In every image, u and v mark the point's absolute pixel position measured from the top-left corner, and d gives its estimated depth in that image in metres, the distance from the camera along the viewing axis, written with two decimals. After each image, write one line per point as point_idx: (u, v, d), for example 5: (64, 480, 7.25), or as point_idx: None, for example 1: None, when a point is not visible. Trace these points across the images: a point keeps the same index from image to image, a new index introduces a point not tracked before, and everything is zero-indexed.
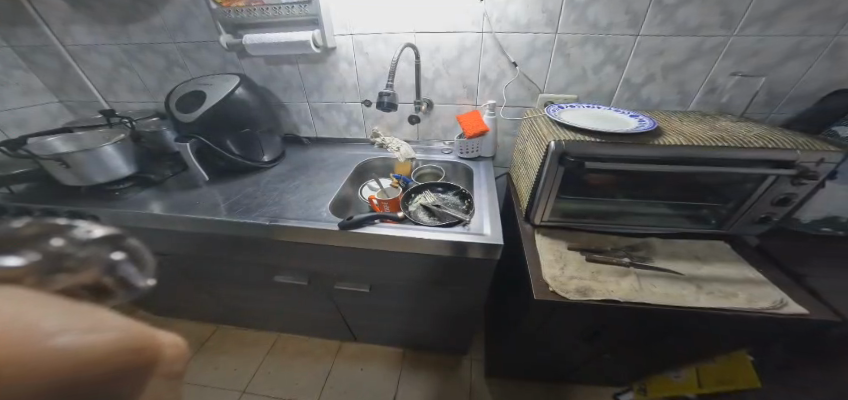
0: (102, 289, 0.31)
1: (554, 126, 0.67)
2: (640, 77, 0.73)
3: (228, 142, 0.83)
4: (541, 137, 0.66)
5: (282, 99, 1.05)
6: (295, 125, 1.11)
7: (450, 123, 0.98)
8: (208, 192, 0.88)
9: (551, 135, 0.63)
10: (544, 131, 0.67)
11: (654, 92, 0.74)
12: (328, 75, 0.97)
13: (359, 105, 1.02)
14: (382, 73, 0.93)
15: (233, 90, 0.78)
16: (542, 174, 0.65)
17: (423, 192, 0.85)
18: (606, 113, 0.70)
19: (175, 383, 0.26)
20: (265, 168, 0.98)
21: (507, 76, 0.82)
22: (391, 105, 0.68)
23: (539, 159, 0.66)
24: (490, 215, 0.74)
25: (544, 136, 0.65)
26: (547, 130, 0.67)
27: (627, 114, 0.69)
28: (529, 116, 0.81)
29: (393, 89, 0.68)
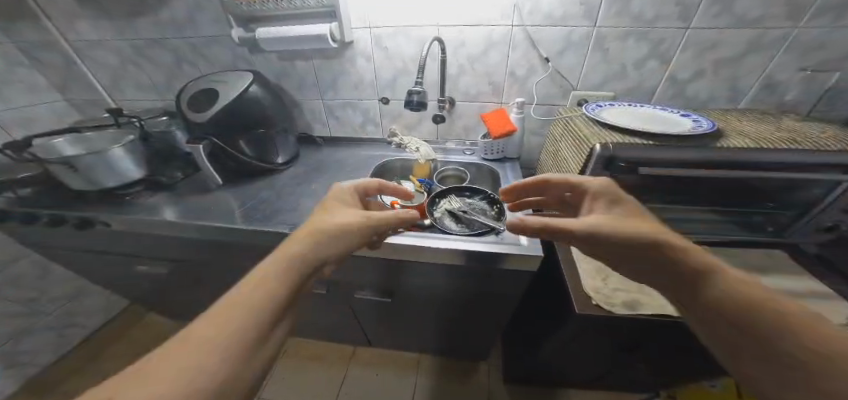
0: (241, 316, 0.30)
1: (596, 127, 0.63)
2: (687, 72, 0.67)
3: (242, 143, 0.79)
4: (583, 139, 0.61)
5: (296, 98, 1.00)
6: (308, 125, 1.07)
7: (472, 122, 0.94)
8: (222, 197, 0.84)
9: (596, 138, 0.58)
10: (586, 133, 0.62)
11: (702, 89, 0.69)
12: (345, 72, 0.92)
13: (376, 104, 0.97)
14: (402, 70, 0.88)
15: (246, 88, 0.73)
16: (584, 180, 0.60)
17: (448, 197, 0.80)
18: (653, 112, 0.65)
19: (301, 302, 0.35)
20: (279, 169, 0.93)
21: (538, 72, 0.77)
22: (421, 106, 0.63)
23: (579, 163, 0.62)
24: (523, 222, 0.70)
25: (586, 139, 0.60)
26: (589, 131, 0.62)
27: (675, 113, 0.64)
28: (562, 115, 0.76)
29: (423, 87, 0.63)
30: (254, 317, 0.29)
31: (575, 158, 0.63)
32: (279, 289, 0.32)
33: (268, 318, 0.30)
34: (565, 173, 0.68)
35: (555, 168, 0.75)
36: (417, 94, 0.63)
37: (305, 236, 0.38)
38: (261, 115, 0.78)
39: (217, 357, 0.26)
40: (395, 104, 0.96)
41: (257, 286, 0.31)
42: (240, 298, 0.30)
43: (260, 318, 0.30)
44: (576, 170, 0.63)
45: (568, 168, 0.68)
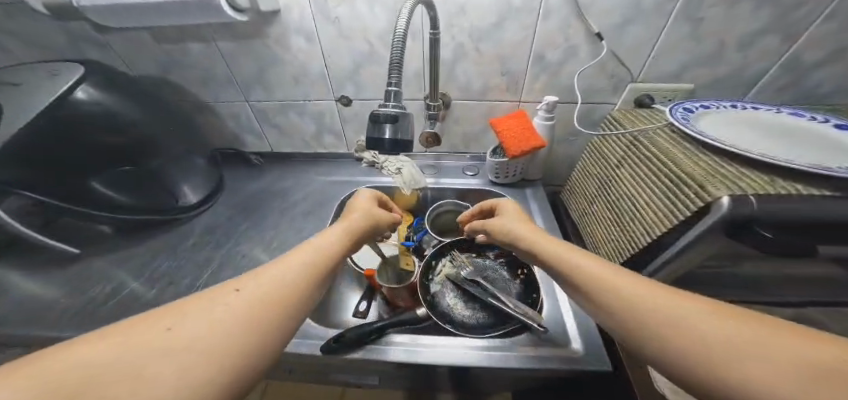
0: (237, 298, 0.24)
1: (693, 153, 0.36)
2: (818, 53, 0.43)
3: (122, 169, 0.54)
4: (676, 178, 0.35)
5: (209, 100, 0.67)
6: (237, 137, 0.74)
7: (474, 128, 0.66)
8: (103, 277, 0.54)
9: (707, 179, 0.32)
10: (685, 167, 0.34)
11: (831, 77, 0.45)
12: (276, 58, 0.59)
13: (331, 105, 0.66)
14: (367, 55, 0.58)
15: (71, 92, 0.44)
16: (675, 249, 0.34)
17: (447, 256, 0.55)
18: (789, 122, 0.38)
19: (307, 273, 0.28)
20: (187, 214, 0.64)
21: (580, 56, 0.50)
22: (402, 142, 0.34)
23: (671, 219, 0.35)
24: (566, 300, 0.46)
25: (692, 181, 0.33)
26: (690, 163, 0.35)
27: (821, 124, 0.37)
28: (620, 122, 0.48)
29: (398, 99, 0.34)
30: (265, 295, 0.24)
31: (661, 206, 0.37)
32: (301, 276, 0.27)
33: (289, 310, 0.25)
34: (631, 222, 0.42)
35: (604, 204, 0.49)
36: (394, 125, 0.32)
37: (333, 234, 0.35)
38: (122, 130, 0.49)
39: (235, 316, 0.22)
40: (360, 104, 0.65)
41: (284, 266, 0.28)
42: (271, 271, 0.27)
43: (273, 300, 0.25)
44: (662, 228, 0.36)
45: (633, 213, 0.42)
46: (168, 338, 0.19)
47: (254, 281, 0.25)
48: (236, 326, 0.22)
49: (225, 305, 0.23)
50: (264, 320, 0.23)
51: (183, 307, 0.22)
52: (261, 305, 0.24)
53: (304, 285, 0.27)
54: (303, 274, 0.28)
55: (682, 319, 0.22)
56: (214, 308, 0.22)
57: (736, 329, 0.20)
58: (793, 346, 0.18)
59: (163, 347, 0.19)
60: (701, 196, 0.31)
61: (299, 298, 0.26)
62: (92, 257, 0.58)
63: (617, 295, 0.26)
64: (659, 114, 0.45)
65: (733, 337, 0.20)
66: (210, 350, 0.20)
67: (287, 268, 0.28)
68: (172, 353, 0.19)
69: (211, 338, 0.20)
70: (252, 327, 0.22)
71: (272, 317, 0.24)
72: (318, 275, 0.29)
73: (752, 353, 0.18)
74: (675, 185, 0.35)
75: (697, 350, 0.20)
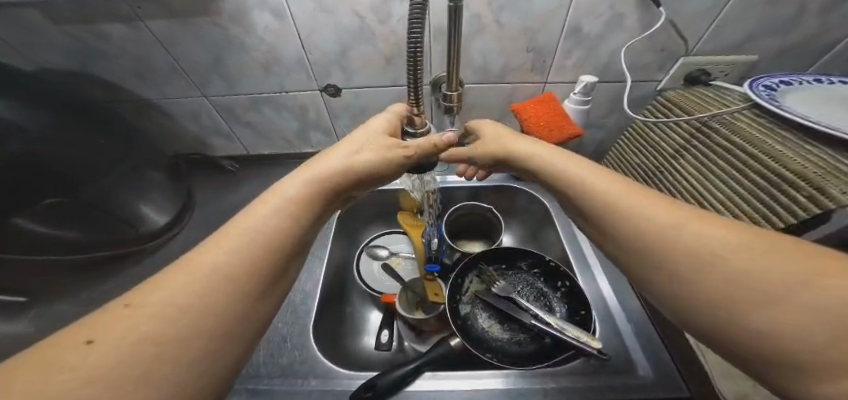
0: (131, 319, 0.16)
1: (790, 142, 0.29)
2: None
3: (48, 204, 0.41)
4: (773, 175, 0.28)
5: (152, 97, 0.52)
6: (200, 141, 0.60)
7: (490, 115, 0.58)
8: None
9: (825, 176, 0.25)
10: (788, 163, 0.27)
11: None
12: (236, 42, 0.45)
13: (317, 97, 0.54)
14: (356, 31, 0.45)
15: None
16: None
17: (475, 271, 0.48)
18: None
19: (246, 257, 0.21)
20: (156, 240, 0.53)
21: (624, 28, 0.42)
22: None
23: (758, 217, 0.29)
24: (617, 315, 0.42)
25: (804, 180, 0.26)
26: (793, 157, 0.28)
27: None
28: (681, 105, 0.41)
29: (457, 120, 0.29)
30: (229, 276, 0.20)
31: (744, 207, 0.30)
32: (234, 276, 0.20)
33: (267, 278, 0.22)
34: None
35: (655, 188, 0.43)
36: None
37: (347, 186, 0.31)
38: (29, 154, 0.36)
39: (211, 293, 0.19)
40: (350, 95, 0.54)
41: (252, 228, 0.23)
42: (205, 255, 0.20)
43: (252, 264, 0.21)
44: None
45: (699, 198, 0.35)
46: (160, 308, 0.17)
47: (220, 250, 0.21)
48: (204, 316, 0.18)
49: (206, 280, 0.19)
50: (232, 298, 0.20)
51: (167, 278, 0.19)
52: (239, 270, 0.21)
53: (260, 259, 0.22)
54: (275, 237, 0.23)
55: (679, 242, 0.21)
56: (198, 280, 0.19)
57: (736, 249, 0.19)
58: (806, 267, 0.16)
59: (146, 319, 0.17)
60: (819, 202, 0.24)
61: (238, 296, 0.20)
62: (44, 309, 0.46)
63: (622, 208, 0.24)
64: (730, 96, 0.38)
65: (735, 266, 0.18)
66: (189, 327, 0.17)
67: (260, 224, 0.23)
68: (158, 333, 0.16)
69: (194, 319, 0.18)
70: (223, 307, 0.19)
71: (240, 290, 0.20)
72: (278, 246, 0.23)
73: (749, 276, 0.17)
74: (773, 184, 0.28)
75: (707, 284, 0.19)
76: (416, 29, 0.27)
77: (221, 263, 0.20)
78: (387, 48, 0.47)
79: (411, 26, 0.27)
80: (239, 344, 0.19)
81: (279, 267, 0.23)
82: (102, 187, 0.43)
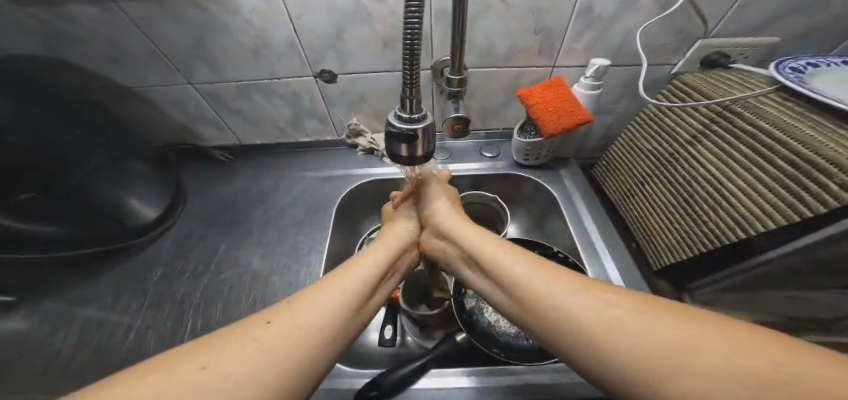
0: (256, 338, 0.21)
1: (820, 127, 0.27)
2: None
3: (21, 200, 0.39)
4: (803, 162, 0.27)
5: (133, 84, 0.49)
6: (188, 131, 0.57)
7: (495, 102, 0.55)
8: (59, 332, 0.42)
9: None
10: (819, 148, 0.26)
11: None
12: (221, 24, 0.41)
13: (311, 84, 0.51)
14: (351, 11, 0.42)
15: None
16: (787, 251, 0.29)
17: None
18: None
19: (352, 303, 0.27)
20: (147, 235, 0.50)
21: (638, 8, 0.40)
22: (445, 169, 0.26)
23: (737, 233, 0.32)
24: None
25: (835, 166, 0.24)
26: (824, 141, 0.26)
27: None
28: (700, 89, 0.39)
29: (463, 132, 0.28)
30: (331, 314, 0.25)
31: (766, 194, 0.29)
32: (341, 310, 0.26)
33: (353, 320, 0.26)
34: (710, 212, 0.35)
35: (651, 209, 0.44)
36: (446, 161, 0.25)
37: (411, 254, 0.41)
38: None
39: (333, 309, 0.25)
40: (347, 81, 0.51)
41: (346, 282, 0.28)
42: (319, 294, 0.26)
43: (359, 291, 0.29)
44: (766, 224, 0.29)
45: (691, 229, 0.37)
46: (311, 309, 0.24)
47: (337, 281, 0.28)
48: (304, 346, 0.22)
49: (335, 297, 0.26)
50: (348, 315, 0.26)
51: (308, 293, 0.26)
52: (351, 293, 0.28)
53: (351, 306, 0.27)
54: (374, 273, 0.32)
55: (611, 316, 0.21)
56: (329, 296, 0.26)
57: (629, 313, 0.21)
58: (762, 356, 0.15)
59: (268, 345, 0.21)
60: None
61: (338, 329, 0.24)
62: (31, 309, 0.44)
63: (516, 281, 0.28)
64: (753, 79, 0.36)
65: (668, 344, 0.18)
66: (316, 331, 0.23)
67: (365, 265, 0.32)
68: (304, 330, 0.23)
69: (322, 328, 0.24)
70: (323, 341, 0.23)
71: (340, 329, 0.25)
72: (364, 298, 0.28)
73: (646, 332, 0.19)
74: (802, 171, 0.27)
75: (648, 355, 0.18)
76: (415, 8, 0.21)
77: (331, 303, 0.26)
78: (385, 30, 0.44)
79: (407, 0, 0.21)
80: (334, 355, 0.24)
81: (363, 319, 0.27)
82: (80, 179, 0.41)
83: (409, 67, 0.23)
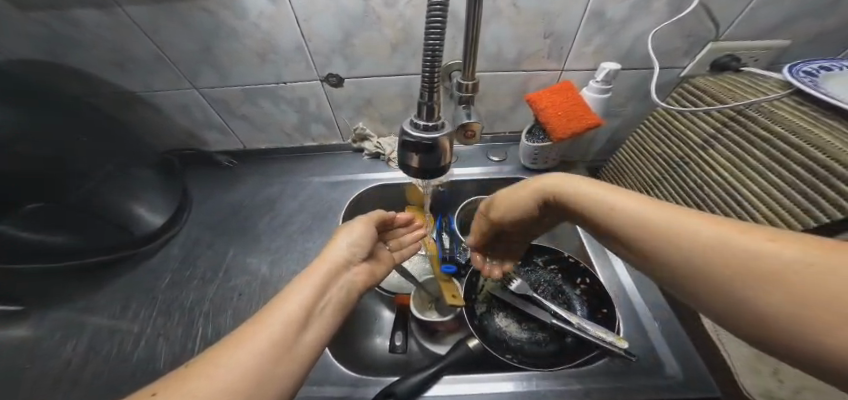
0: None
1: (839, 134, 0.27)
2: None
3: (29, 209, 0.38)
4: (822, 169, 0.26)
5: (136, 89, 0.48)
6: (192, 135, 0.56)
7: (503, 104, 0.55)
8: (69, 340, 0.42)
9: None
10: (836, 154, 0.26)
11: None
12: (227, 29, 0.41)
13: (318, 88, 0.50)
14: (359, 15, 0.41)
15: None
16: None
17: (490, 267, 0.47)
18: None
19: (282, 349, 0.21)
20: (152, 242, 0.50)
21: (651, 11, 0.39)
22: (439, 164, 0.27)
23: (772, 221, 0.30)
24: (639, 312, 0.42)
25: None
26: (842, 147, 0.26)
27: None
28: (711, 93, 0.39)
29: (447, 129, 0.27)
30: (259, 362, 0.20)
31: (781, 201, 0.29)
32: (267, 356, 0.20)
33: (286, 370, 0.21)
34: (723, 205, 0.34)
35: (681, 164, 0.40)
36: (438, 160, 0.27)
37: (357, 279, 0.32)
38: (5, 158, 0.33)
39: (248, 366, 0.20)
40: (354, 84, 0.50)
41: (282, 319, 0.23)
42: (243, 345, 0.21)
43: (288, 331, 0.22)
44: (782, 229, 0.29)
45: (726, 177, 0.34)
46: (223, 368, 0.19)
47: (258, 326, 0.22)
48: None
49: (253, 349, 0.20)
50: (265, 371, 0.20)
51: (228, 345, 0.21)
52: (294, 328, 0.23)
53: (284, 351, 0.21)
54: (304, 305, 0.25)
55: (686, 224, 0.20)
56: (248, 349, 0.20)
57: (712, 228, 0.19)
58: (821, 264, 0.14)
59: None
60: None
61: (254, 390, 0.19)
62: (41, 316, 0.44)
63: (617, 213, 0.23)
64: (766, 83, 0.36)
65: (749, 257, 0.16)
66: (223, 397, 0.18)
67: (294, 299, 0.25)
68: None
69: (235, 392, 0.18)
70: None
71: (264, 384, 0.20)
72: (300, 336, 0.23)
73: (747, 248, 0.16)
74: (819, 177, 0.26)
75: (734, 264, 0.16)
76: (438, 19, 0.21)
77: (252, 356, 0.20)
78: (393, 34, 0.44)
79: (431, 6, 0.21)
80: None
81: (301, 360, 0.22)
82: (89, 187, 0.40)
83: (428, 77, 0.23)
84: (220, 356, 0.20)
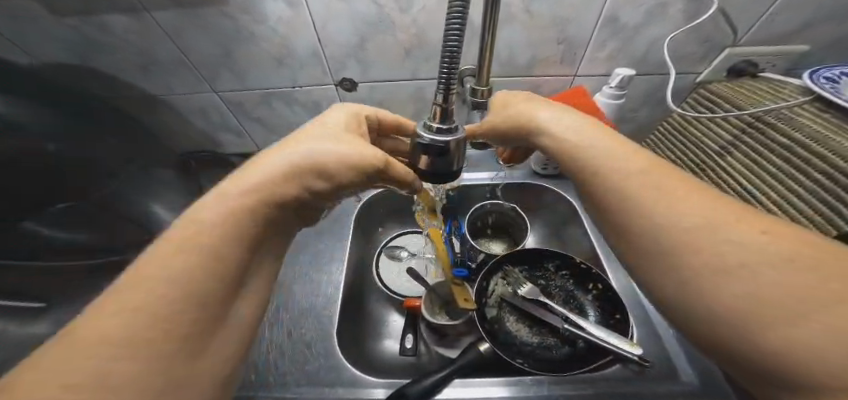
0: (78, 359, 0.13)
1: None
2: None
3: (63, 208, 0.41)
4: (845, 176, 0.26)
5: (157, 92, 0.50)
6: (209, 138, 0.58)
7: None
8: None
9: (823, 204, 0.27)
10: None
11: None
12: (246, 33, 0.42)
13: (331, 92, 0.51)
14: (374, 20, 0.42)
15: None
16: None
17: (501, 272, 0.47)
18: None
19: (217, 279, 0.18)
20: None
21: (665, 17, 0.39)
22: (449, 173, 0.27)
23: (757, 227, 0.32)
24: (651, 317, 0.42)
25: None
26: None
27: None
28: (729, 99, 0.38)
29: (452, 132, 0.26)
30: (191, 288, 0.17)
31: (802, 209, 0.28)
32: (216, 281, 0.18)
33: (227, 287, 0.19)
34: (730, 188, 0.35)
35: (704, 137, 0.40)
36: (447, 168, 0.27)
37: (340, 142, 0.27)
38: None
39: (179, 295, 0.16)
40: (367, 89, 0.51)
41: (220, 224, 0.19)
42: (166, 272, 0.17)
43: (226, 250, 0.19)
44: None
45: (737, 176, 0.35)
46: (152, 293, 0.16)
47: (166, 265, 0.17)
48: (153, 347, 0.15)
49: (177, 276, 0.17)
50: (204, 296, 0.17)
51: (147, 270, 0.17)
52: (228, 245, 0.19)
53: (219, 274, 0.18)
54: (233, 225, 0.19)
55: (669, 213, 0.19)
56: (170, 275, 0.17)
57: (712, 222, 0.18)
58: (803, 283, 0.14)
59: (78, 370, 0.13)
60: None
61: (205, 310, 0.17)
62: None
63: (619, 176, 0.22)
64: (785, 90, 0.36)
65: (721, 244, 0.17)
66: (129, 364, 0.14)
67: (237, 191, 0.20)
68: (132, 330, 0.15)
69: (171, 318, 0.16)
70: (179, 332, 0.16)
71: (205, 303, 0.17)
72: (228, 246, 0.19)
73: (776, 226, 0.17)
74: (841, 184, 0.26)
75: (700, 246, 0.17)
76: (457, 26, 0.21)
77: (183, 286, 0.17)
78: (407, 40, 0.45)
79: (450, 13, 0.21)
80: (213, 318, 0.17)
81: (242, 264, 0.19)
82: None
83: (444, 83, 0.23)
84: (144, 282, 0.16)
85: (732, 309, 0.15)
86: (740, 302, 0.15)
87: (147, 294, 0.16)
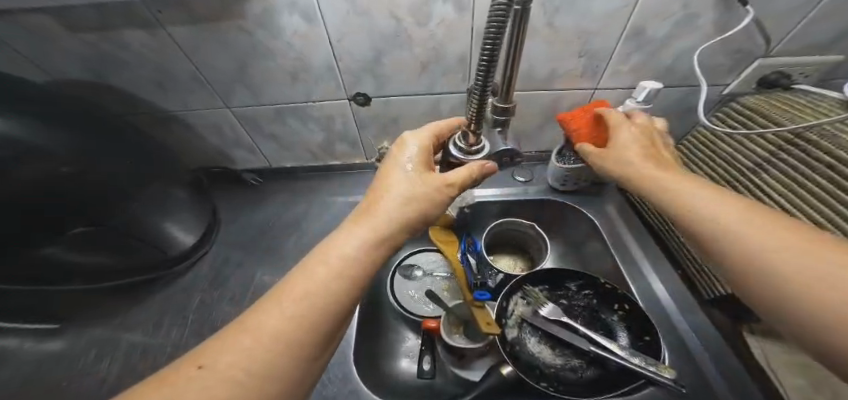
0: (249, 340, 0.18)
1: None
2: None
3: (77, 233, 0.39)
4: None
5: (169, 109, 0.49)
6: (222, 154, 0.57)
7: (531, 122, 0.55)
8: (103, 358, 0.42)
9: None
10: None
11: None
12: (262, 49, 0.40)
13: (346, 107, 0.50)
14: (394, 36, 0.41)
15: None
16: None
17: (520, 292, 0.46)
18: None
19: (339, 293, 0.20)
20: (183, 263, 0.50)
21: (696, 28, 0.38)
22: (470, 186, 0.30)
23: None
24: (688, 344, 0.40)
25: None
26: None
27: None
28: (763, 113, 0.37)
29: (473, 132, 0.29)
30: (323, 309, 0.20)
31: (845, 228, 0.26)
32: (333, 309, 0.20)
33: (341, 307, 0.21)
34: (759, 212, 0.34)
35: (734, 154, 0.39)
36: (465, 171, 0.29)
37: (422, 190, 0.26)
38: (54, 181, 0.33)
39: (309, 314, 0.19)
40: (382, 103, 0.51)
41: (352, 243, 0.22)
42: (309, 280, 0.20)
43: (345, 280, 0.21)
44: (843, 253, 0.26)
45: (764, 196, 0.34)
46: (297, 301, 0.20)
47: (312, 271, 0.21)
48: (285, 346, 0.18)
49: (317, 293, 0.20)
50: (324, 323, 0.20)
51: (298, 274, 0.21)
52: (352, 274, 0.21)
53: (339, 306, 0.20)
54: (356, 266, 0.22)
55: (745, 237, 0.21)
56: (315, 286, 0.20)
57: (784, 248, 0.19)
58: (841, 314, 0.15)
59: (241, 360, 0.17)
60: None
61: (326, 332, 0.20)
62: (75, 334, 0.44)
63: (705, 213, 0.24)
64: (825, 104, 0.34)
65: (794, 267, 0.18)
66: (280, 351, 0.18)
67: (366, 226, 0.24)
68: (286, 333, 0.18)
69: (305, 329, 0.19)
70: (301, 340, 0.19)
71: (323, 332, 0.20)
72: (355, 287, 0.22)
73: (809, 277, 0.17)
74: None
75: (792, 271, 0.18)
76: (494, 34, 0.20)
77: (318, 295, 0.20)
78: (424, 54, 0.44)
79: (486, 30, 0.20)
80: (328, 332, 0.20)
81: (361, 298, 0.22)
82: (131, 208, 0.41)
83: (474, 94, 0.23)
84: (295, 286, 0.20)
85: (821, 317, 0.16)
86: (822, 312, 0.16)
87: (300, 303, 0.19)
